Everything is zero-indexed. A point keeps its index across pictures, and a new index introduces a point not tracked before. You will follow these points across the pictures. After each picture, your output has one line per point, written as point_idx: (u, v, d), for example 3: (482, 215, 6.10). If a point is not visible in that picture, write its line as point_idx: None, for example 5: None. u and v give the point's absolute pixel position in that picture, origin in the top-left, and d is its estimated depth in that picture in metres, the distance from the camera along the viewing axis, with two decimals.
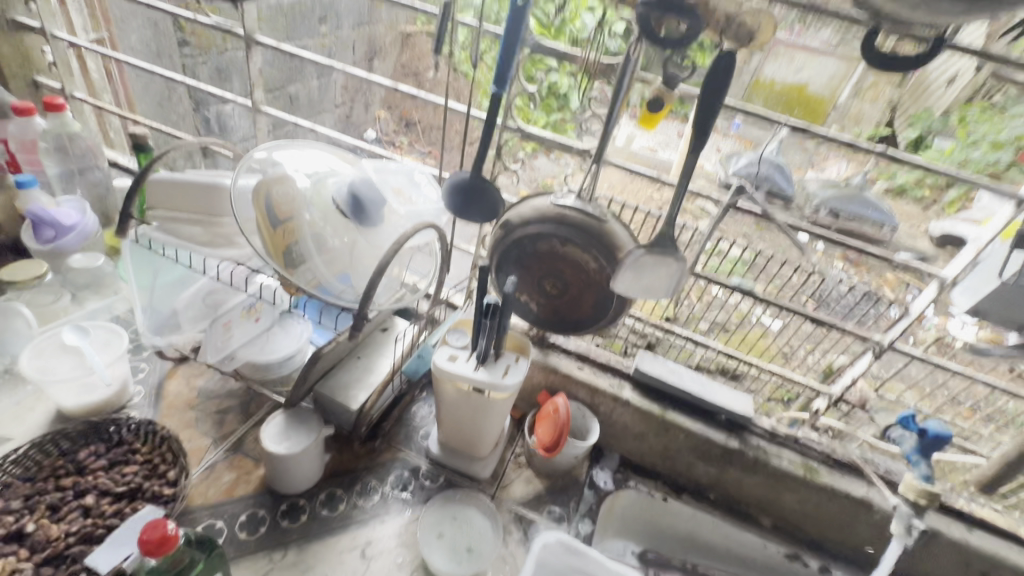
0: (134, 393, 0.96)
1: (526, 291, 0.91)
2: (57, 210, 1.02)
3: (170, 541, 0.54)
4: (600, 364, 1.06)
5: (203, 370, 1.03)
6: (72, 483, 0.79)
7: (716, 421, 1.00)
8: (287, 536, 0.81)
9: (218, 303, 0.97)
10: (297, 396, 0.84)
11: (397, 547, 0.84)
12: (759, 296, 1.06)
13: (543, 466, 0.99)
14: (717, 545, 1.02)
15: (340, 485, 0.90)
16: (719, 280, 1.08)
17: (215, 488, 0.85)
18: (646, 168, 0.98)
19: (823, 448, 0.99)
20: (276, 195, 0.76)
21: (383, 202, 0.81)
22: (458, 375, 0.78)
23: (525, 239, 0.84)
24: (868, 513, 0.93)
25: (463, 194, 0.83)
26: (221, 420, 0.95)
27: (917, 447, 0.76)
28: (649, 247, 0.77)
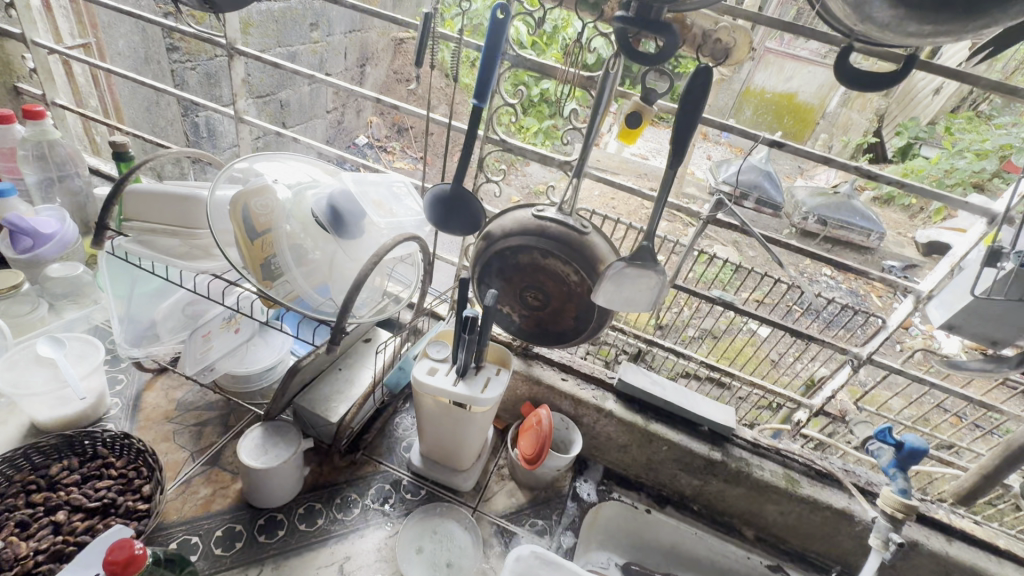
0: (110, 406, 0.95)
1: (508, 303, 0.91)
2: (34, 220, 1.00)
3: (137, 561, 0.53)
4: (584, 375, 1.06)
5: (183, 381, 1.02)
6: (43, 498, 0.77)
7: (698, 432, 1.00)
8: (264, 551, 0.80)
9: (198, 314, 0.96)
10: (275, 409, 0.84)
11: (376, 561, 0.82)
12: (742, 307, 1.06)
13: (525, 478, 0.98)
14: (701, 556, 1.02)
15: (319, 498, 0.89)
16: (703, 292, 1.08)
17: (191, 502, 0.84)
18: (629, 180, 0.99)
19: (805, 459, 0.99)
20: (254, 206, 0.75)
21: (364, 214, 0.80)
22: (438, 389, 0.77)
23: (507, 251, 0.84)
24: (850, 525, 0.93)
25: (445, 207, 0.84)
26: (199, 432, 0.94)
27: (894, 460, 0.76)
28: (629, 260, 0.77)
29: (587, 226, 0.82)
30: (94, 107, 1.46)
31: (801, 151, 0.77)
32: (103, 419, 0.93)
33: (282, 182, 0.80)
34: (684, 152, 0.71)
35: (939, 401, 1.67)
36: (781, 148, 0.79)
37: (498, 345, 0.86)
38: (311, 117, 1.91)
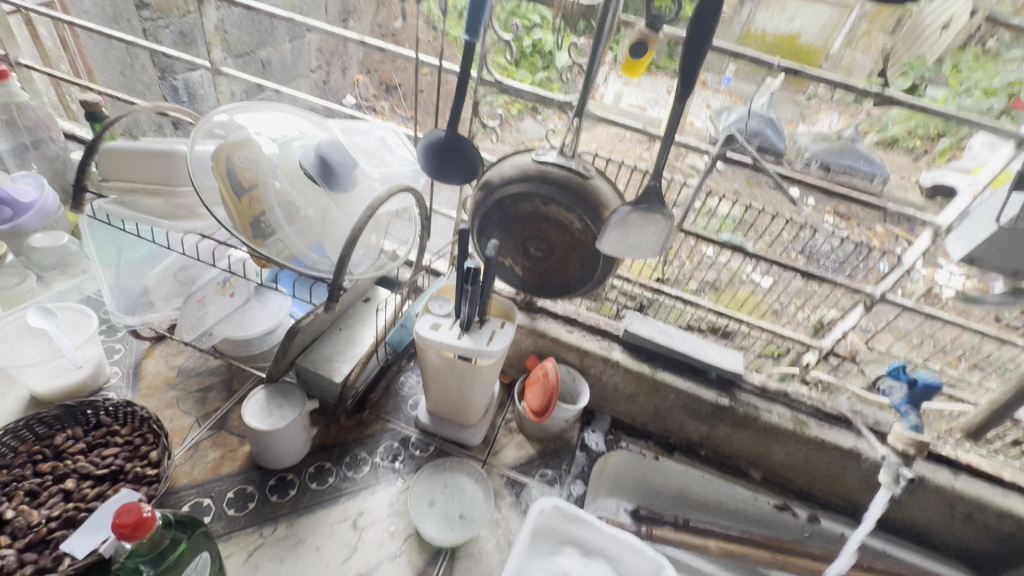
0: (110, 375, 0.93)
1: (511, 256, 0.87)
2: (13, 187, 0.96)
3: (146, 524, 0.52)
4: (589, 327, 1.04)
5: (181, 349, 1.01)
6: (51, 468, 0.76)
7: (706, 378, 1.00)
8: (277, 510, 0.80)
9: (190, 280, 0.94)
10: (277, 371, 0.83)
11: (390, 515, 0.83)
12: (749, 251, 1.03)
13: (533, 431, 0.98)
14: (709, 499, 1.04)
15: (329, 458, 0.89)
16: (709, 237, 1.05)
17: (200, 466, 0.84)
18: (632, 120, 0.93)
19: (813, 402, 0.98)
20: (237, 159, 0.71)
21: (355, 164, 0.76)
22: (442, 344, 0.75)
23: (507, 199, 0.80)
24: (857, 463, 0.94)
25: (439, 155, 0.79)
26: (203, 398, 0.93)
27: (906, 398, 0.75)
28: (634, 204, 0.74)
29: (590, 170, 0.78)
30: (64, 70, 1.38)
31: (818, 77, 0.73)
32: (104, 388, 0.92)
33: (266, 134, 0.76)
34: (693, 85, 0.67)
35: None
36: (796, 76, 0.75)
37: (501, 299, 0.84)
38: (296, 76, 1.83)
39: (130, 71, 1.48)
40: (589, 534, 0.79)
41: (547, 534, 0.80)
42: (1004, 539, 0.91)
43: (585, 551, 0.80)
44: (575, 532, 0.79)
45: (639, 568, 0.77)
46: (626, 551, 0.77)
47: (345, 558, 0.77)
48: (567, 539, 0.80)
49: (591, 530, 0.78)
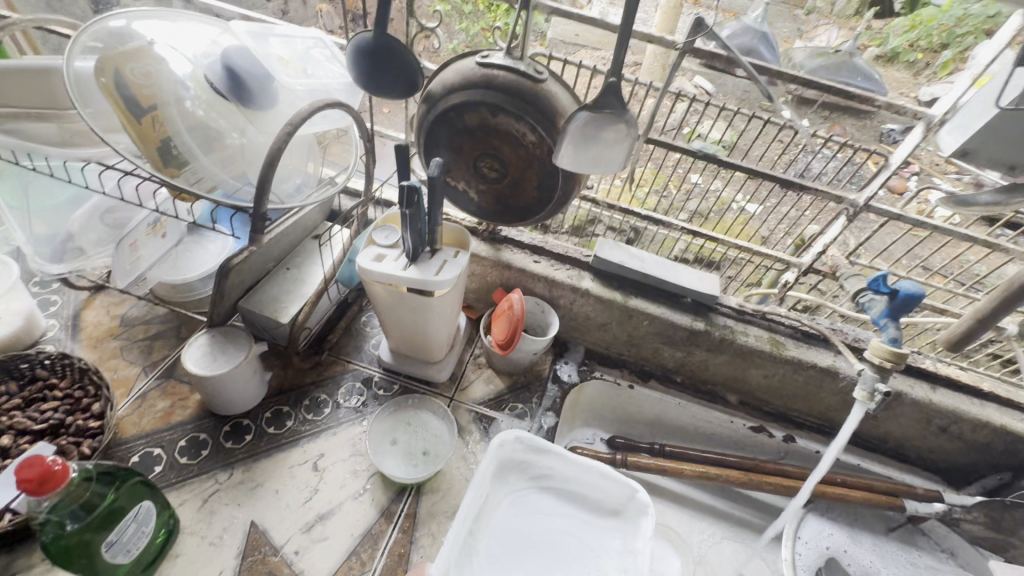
0: (47, 327, 0.87)
1: (462, 178, 0.80)
2: None
3: (56, 477, 0.48)
4: (558, 256, 0.98)
5: (124, 298, 0.94)
6: None
7: (681, 304, 0.95)
8: (232, 456, 0.77)
9: (121, 223, 0.86)
10: (218, 315, 0.76)
11: (352, 456, 0.81)
12: (726, 162, 0.95)
13: (502, 365, 0.94)
14: (684, 426, 1.03)
15: (287, 401, 0.85)
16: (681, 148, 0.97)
17: (149, 416, 0.80)
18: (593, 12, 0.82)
19: (791, 322, 0.94)
20: (130, 73, 0.61)
21: (270, 78, 0.67)
22: (387, 276, 0.69)
23: (450, 111, 0.71)
24: (835, 381, 0.91)
25: (369, 60, 0.69)
26: (149, 348, 0.88)
27: (886, 310, 0.71)
28: (589, 108, 0.65)
29: (542, 72, 0.69)
30: None
31: None
32: (41, 340, 0.86)
33: (162, 42, 0.65)
34: None
35: (926, 263, 1.63)
36: None
37: (454, 227, 0.77)
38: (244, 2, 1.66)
39: None
40: (556, 464, 0.74)
41: (513, 465, 0.76)
42: (979, 449, 0.90)
43: (554, 479, 0.76)
44: (542, 463, 0.75)
45: (610, 494, 0.74)
46: (595, 479, 0.73)
47: (306, 499, 0.75)
48: (535, 469, 0.76)
49: (559, 460, 0.74)
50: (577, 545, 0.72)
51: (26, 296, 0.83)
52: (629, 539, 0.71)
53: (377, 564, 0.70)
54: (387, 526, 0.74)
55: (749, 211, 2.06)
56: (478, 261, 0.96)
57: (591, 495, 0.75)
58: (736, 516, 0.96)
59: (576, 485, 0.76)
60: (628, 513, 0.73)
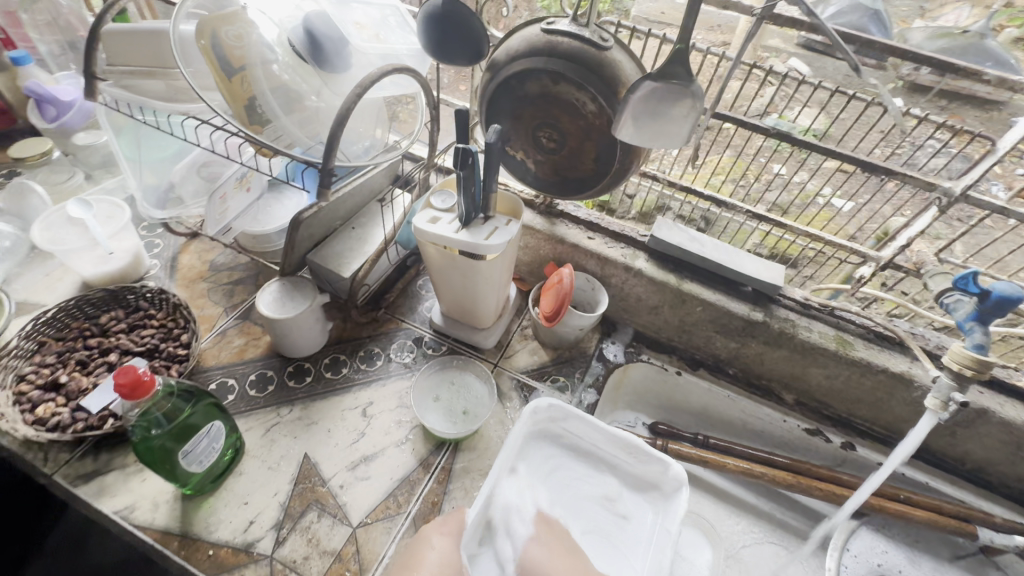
0: (150, 266, 0.99)
1: (521, 148, 0.81)
2: (55, 86, 0.98)
3: (144, 386, 0.56)
4: (612, 233, 0.96)
5: (214, 246, 1.05)
6: (97, 343, 0.83)
7: (741, 293, 0.90)
8: (294, 393, 0.85)
9: (215, 176, 0.95)
10: (289, 264, 0.83)
11: (397, 407, 0.86)
12: (799, 140, 0.87)
13: (548, 337, 0.95)
14: (733, 420, 0.99)
15: (344, 351, 0.92)
16: (748, 123, 0.91)
17: (227, 350, 0.89)
18: None
19: (864, 323, 0.87)
20: (225, 35, 0.66)
21: (345, 41, 0.71)
22: (438, 237, 0.72)
23: (512, 79, 0.71)
24: (908, 390, 0.83)
25: (439, 28, 0.71)
26: (231, 291, 0.98)
27: (973, 313, 0.63)
28: (655, 77, 0.63)
29: (608, 39, 0.68)
30: None
31: None
32: (145, 277, 0.98)
33: (254, 7, 0.70)
34: None
35: None
36: None
37: (507, 195, 0.78)
38: None
39: None
40: (593, 435, 0.77)
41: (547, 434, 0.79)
42: None
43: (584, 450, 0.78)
44: (577, 431, 0.78)
45: (641, 469, 0.75)
46: (628, 450, 0.75)
47: (353, 441, 0.81)
48: (569, 438, 0.79)
49: (589, 429, 0.76)
50: (607, 510, 0.74)
51: (134, 237, 0.94)
52: (664, 516, 0.71)
53: (412, 508, 0.75)
54: (424, 474, 0.78)
55: (838, 206, 1.91)
56: (532, 234, 0.97)
57: (626, 468, 0.76)
58: (779, 519, 0.92)
59: (611, 458, 0.77)
60: (664, 488, 0.73)
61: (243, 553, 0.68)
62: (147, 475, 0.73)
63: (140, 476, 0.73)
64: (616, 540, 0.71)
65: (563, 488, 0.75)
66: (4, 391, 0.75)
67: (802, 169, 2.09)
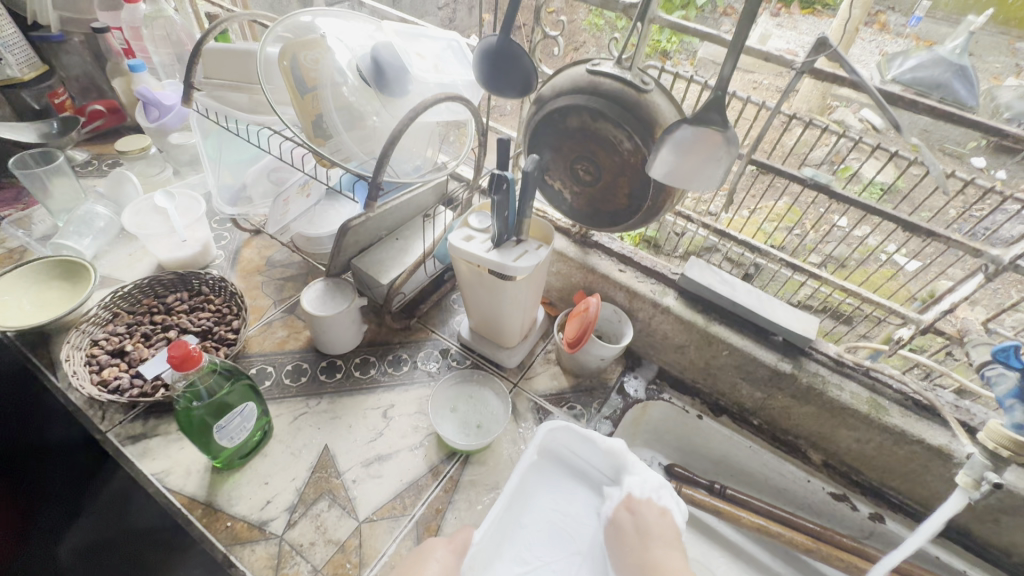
0: (217, 256, 1.10)
1: (559, 178, 0.84)
2: (160, 91, 1.10)
3: (192, 360, 0.62)
4: (644, 268, 0.97)
5: (273, 244, 1.14)
6: (162, 320, 0.92)
7: (770, 341, 0.88)
8: (324, 387, 0.91)
9: (281, 180, 1.06)
10: (334, 266, 0.90)
11: (416, 412, 0.89)
12: (834, 192, 0.88)
13: (569, 363, 0.97)
14: (752, 472, 0.96)
15: (374, 353, 0.97)
16: (784, 170, 0.92)
17: (270, 340, 0.97)
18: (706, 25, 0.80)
19: (902, 388, 0.83)
20: (303, 59, 0.75)
21: (407, 71, 0.77)
22: (470, 254, 0.76)
23: (555, 113, 0.76)
24: (946, 465, 0.78)
25: (491, 63, 0.77)
26: (282, 286, 1.06)
27: (1016, 390, 0.59)
28: (693, 121, 0.65)
29: (649, 83, 0.71)
30: None
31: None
32: (211, 265, 1.08)
33: (332, 36, 0.79)
34: None
35: None
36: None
37: (540, 222, 0.82)
38: (423, 14, 1.92)
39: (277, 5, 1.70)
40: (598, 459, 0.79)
41: (553, 453, 0.82)
42: None
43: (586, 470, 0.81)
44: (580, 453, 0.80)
45: None
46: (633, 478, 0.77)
47: (371, 440, 0.85)
48: (572, 460, 0.81)
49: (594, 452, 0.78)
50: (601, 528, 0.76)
51: (206, 229, 1.04)
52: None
53: (416, 512, 0.77)
54: (432, 481, 0.81)
55: (901, 264, 1.81)
56: (565, 261, 1.00)
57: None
58: None
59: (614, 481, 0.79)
60: None
61: (256, 530, 0.73)
62: (185, 444, 0.80)
63: (179, 445, 0.80)
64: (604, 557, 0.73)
65: (561, 506, 0.78)
66: (79, 351, 0.85)
67: (866, 224, 2.01)
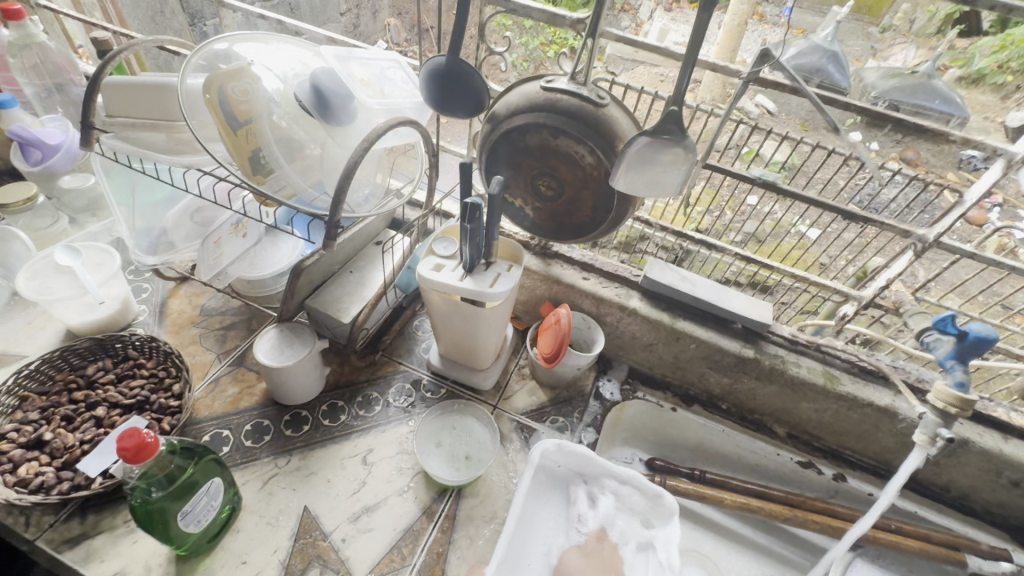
0: (138, 312, 0.97)
1: (520, 195, 0.83)
2: (38, 129, 0.94)
3: (149, 448, 0.54)
4: (606, 273, 0.99)
5: (204, 290, 1.03)
6: (83, 396, 0.80)
7: (731, 329, 0.93)
8: (291, 442, 0.83)
9: (208, 221, 0.94)
10: (287, 311, 0.83)
11: (398, 453, 0.84)
12: (777, 188, 0.94)
13: (545, 376, 0.96)
14: (727, 454, 1.01)
15: (342, 397, 0.90)
16: (724, 168, 0.97)
17: (220, 399, 0.87)
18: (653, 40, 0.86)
19: (848, 357, 0.91)
20: (231, 91, 0.67)
21: (350, 96, 0.72)
22: (443, 284, 0.73)
23: (512, 132, 0.74)
24: (893, 422, 0.87)
25: (441, 83, 0.74)
26: (223, 337, 0.96)
27: (953, 352, 0.66)
28: (651, 133, 0.66)
29: (604, 97, 0.72)
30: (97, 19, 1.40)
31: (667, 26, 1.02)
32: (133, 323, 0.95)
33: (260, 63, 0.72)
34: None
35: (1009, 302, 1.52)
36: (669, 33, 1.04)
37: (509, 241, 0.80)
38: (328, 20, 1.82)
39: (161, 17, 1.54)
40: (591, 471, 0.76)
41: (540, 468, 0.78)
42: None
43: (578, 481, 0.78)
44: (571, 467, 0.77)
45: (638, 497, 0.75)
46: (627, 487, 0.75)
47: (355, 491, 0.79)
48: (562, 473, 0.78)
49: (586, 465, 0.75)
50: None
51: (124, 283, 0.92)
52: None
53: (417, 560, 0.73)
54: (428, 524, 0.77)
55: (810, 235, 2.00)
56: (528, 274, 1.00)
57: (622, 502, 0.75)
58: (776, 552, 0.93)
59: None
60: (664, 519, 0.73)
61: None
62: (139, 536, 0.70)
63: (131, 539, 0.70)
64: None
65: None
66: None
67: (775, 201, 2.19)
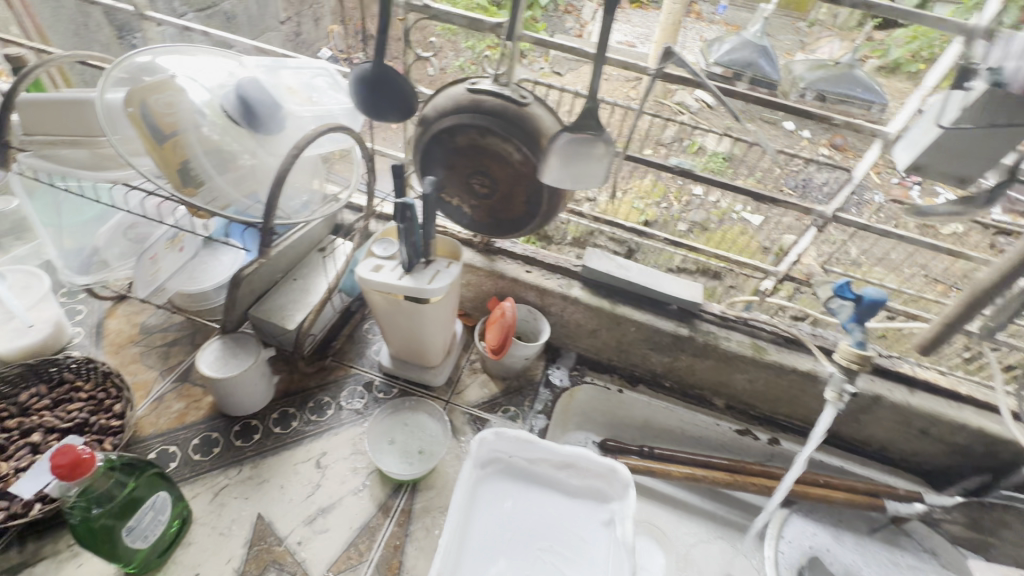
0: (74, 334, 0.95)
1: (456, 194, 0.86)
2: None
3: (85, 464, 0.54)
4: (548, 265, 1.03)
5: (144, 307, 1.01)
6: (17, 424, 0.77)
7: (667, 311, 0.99)
8: (241, 452, 0.83)
9: (143, 237, 0.94)
10: (230, 322, 0.83)
11: (352, 454, 0.86)
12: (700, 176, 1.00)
13: (495, 369, 0.99)
14: (673, 429, 1.06)
15: (293, 404, 0.91)
16: (652, 159, 1.03)
17: (165, 416, 0.86)
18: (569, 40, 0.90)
19: (773, 329, 0.98)
20: (154, 104, 0.67)
21: (277, 105, 0.74)
22: (383, 284, 0.75)
23: (442, 133, 0.78)
24: (815, 385, 0.95)
25: (369, 89, 0.76)
26: (166, 353, 0.95)
27: (854, 315, 0.73)
28: (570, 129, 0.71)
29: (527, 96, 0.75)
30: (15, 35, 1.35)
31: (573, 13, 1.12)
32: (68, 346, 0.93)
33: (183, 75, 0.72)
34: None
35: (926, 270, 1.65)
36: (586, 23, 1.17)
37: (447, 239, 0.82)
38: (264, 29, 1.79)
39: (84, 31, 1.49)
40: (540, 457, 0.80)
41: (492, 461, 0.82)
42: (958, 451, 0.93)
43: (529, 469, 0.82)
44: (520, 455, 0.81)
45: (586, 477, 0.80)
46: (575, 467, 0.79)
47: (309, 494, 0.80)
48: (514, 463, 0.82)
49: (533, 451, 0.79)
50: (558, 523, 0.77)
51: (56, 305, 0.90)
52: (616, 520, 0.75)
53: (374, 555, 0.75)
54: (384, 519, 0.79)
55: (749, 220, 2.11)
56: (473, 271, 1.03)
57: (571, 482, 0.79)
58: (721, 516, 1.00)
59: (559, 473, 0.81)
60: (612, 494, 0.78)
61: None
62: (84, 559, 0.69)
63: (76, 562, 0.69)
64: (564, 551, 0.74)
65: (513, 511, 0.78)
66: None
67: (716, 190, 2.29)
